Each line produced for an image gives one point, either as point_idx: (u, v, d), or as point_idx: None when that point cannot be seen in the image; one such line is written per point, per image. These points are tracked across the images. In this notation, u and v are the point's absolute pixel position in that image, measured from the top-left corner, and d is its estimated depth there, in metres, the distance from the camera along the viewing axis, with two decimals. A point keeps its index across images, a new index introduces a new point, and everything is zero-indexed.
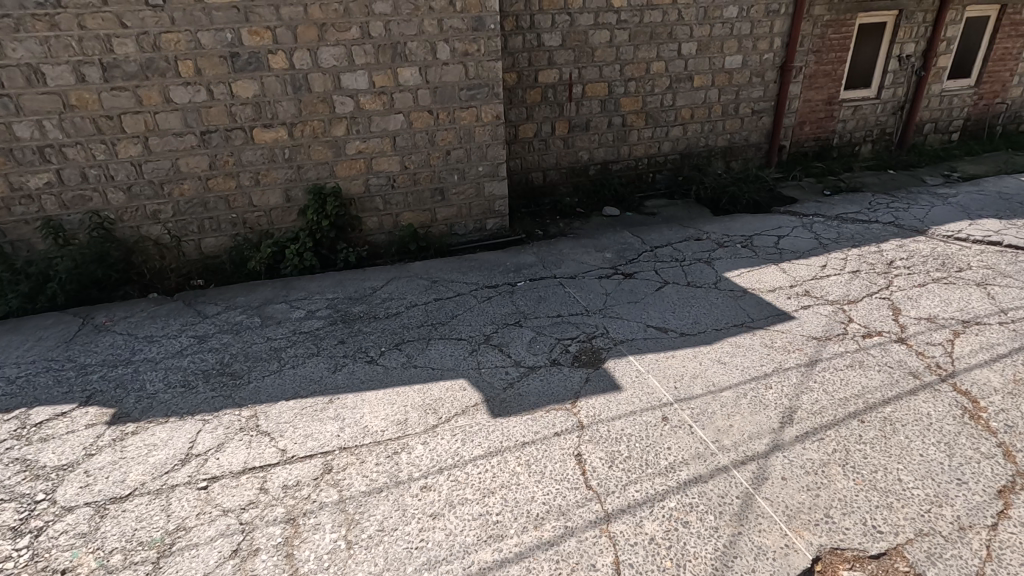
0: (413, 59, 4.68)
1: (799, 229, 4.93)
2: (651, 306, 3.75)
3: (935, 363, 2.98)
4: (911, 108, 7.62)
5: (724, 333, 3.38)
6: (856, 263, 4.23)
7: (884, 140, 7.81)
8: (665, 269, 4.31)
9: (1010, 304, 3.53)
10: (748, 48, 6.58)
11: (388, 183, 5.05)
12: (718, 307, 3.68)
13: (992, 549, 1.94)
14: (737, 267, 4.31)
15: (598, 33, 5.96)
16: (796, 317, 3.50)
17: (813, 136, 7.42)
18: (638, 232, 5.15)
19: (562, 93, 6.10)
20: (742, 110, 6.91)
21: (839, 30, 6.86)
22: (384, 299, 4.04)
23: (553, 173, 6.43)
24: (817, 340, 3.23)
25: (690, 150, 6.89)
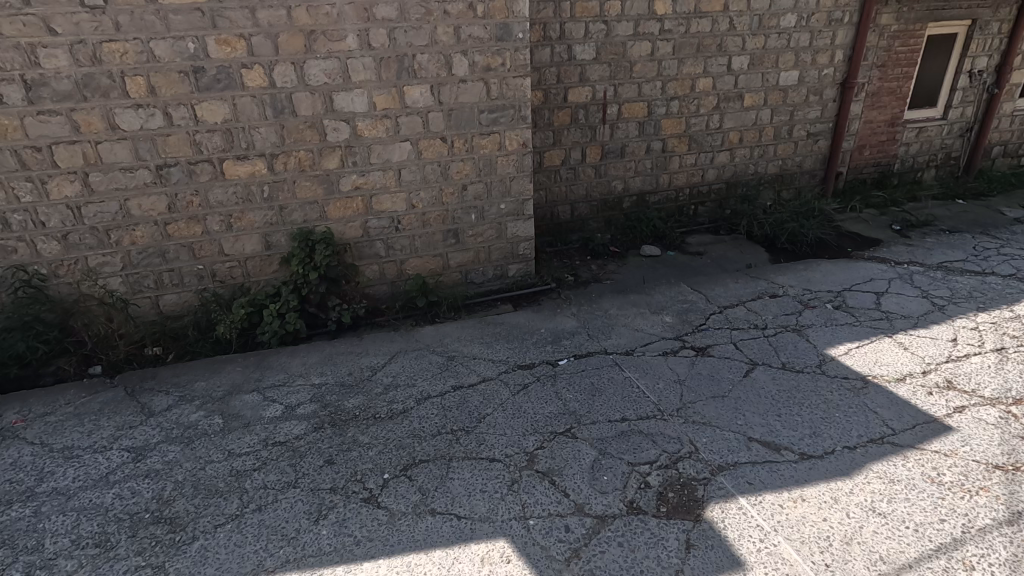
0: (423, 75, 3.72)
1: (898, 283, 4.02)
2: (745, 405, 2.81)
3: None
4: (981, 129, 6.74)
5: (861, 456, 2.45)
6: (994, 336, 3.32)
7: (949, 165, 6.91)
8: (746, 342, 3.39)
9: None
10: (807, 62, 5.68)
11: (392, 225, 4.06)
12: (838, 409, 2.75)
13: None
14: (839, 339, 3.38)
15: (638, 45, 5.06)
16: (955, 430, 2.58)
17: (872, 161, 6.53)
18: (698, 285, 4.24)
19: (595, 115, 5.19)
20: (797, 133, 6.00)
21: (908, 42, 5.98)
22: (388, 390, 3.09)
23: (582, 206, 5.50)
24: (1003, 473, 2.33)
25: (738, 178, 5.97)
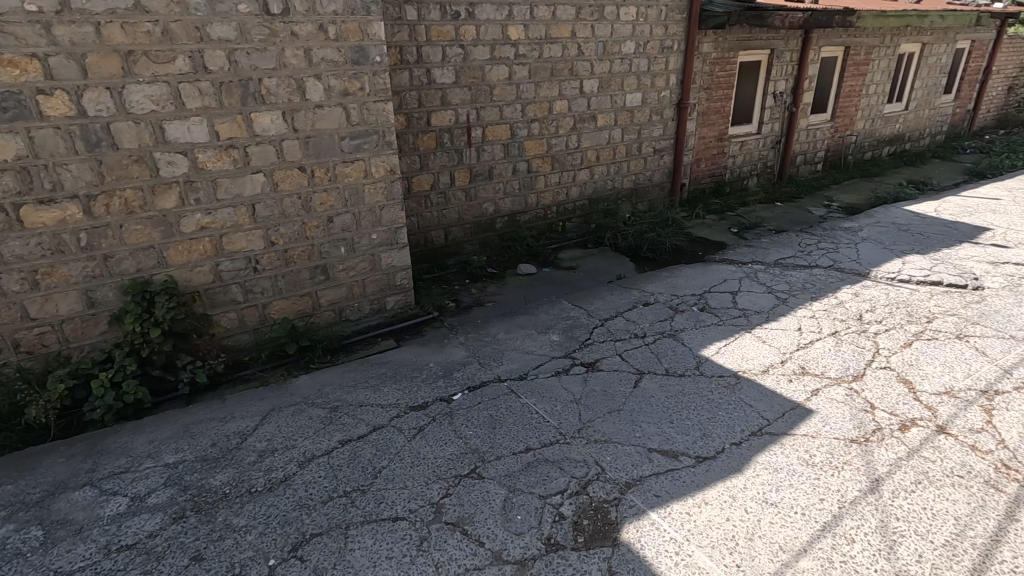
0: (273, 101, 3.37)
1: (747, 282, 4.49)
2: (640, 417, 2.91)
3: (999, 461, 2.50)
4: (787, 142, 7.86)
5: (746, 450, 2.63)
6: (828, 321, 3.82)
7: (766, 173, 7.96)
8: (631, 353, 3.56)
9: (1007, 360, 3.26)
10: (647, 85, 6.19)
11: (249, 266, 3.60)
12: (720, 407, 2.96)
13: None
14: (709, 340, 3.66)
15: (495, 69, 5.13)
16: (815, 411, 2.89)
17: (708, 172, 7.29)
18: (579, 300, 4.40)
19: (459, 138, 5.15)
20: (645, 149, 6.49)
21: (725, 68, 6.79)
22: (264, 457, 2.70)
23: (456, 230, 5.41)
24: (858, 445, 2.64)
25: (598, 194, 6.30)
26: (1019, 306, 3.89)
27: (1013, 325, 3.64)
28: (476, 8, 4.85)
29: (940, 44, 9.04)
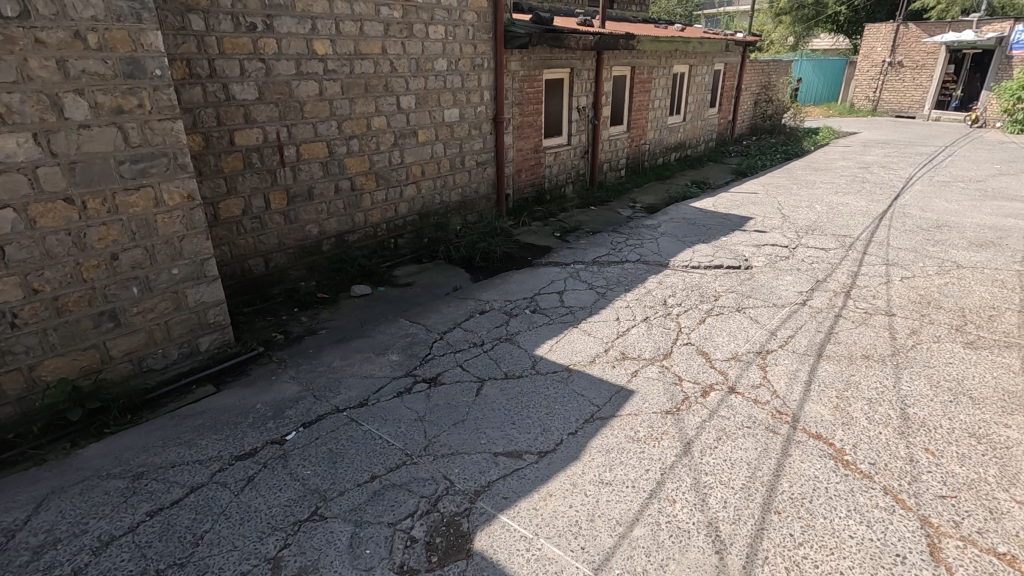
0: (18, 121, 2.75)
1: (571, 282, 4.88)
2: (484, 424, 2.97)
3: (775, 409, 3.01)
4: (593, 152, 8.68)
5: (581, 438, 2.83)
6: (640, 309, 4.29)
7: (580, 180, 8.69)
8: (471, 361, 3.63)
9: (772, 324, 3.96)
10: (463, 101, 6.36)
11: (4, 322, 2.88)
12: (556, 402, 3.15)
13: None
14: (542, 339, 3.89)
15: (303, 84, 4.85)
16: (635, 392, 3.22)
17: (529, 182, 7.74)
18: (416, 316, 4.37)
19: (271, 157, 4.77)
20: (468, 163, 6.66)
21: (532, 85, 7.27)
22: (42, 554, 2.20)
23: (277, 256, 5.01)
24: (672, 415, 2.99)
25: (428, 209, 6.30)
26: (778, 279, 4.76)
27: (774, 295, 4.44)
28: (275, 20, 4.53)
29: (702, 66, 10.72)
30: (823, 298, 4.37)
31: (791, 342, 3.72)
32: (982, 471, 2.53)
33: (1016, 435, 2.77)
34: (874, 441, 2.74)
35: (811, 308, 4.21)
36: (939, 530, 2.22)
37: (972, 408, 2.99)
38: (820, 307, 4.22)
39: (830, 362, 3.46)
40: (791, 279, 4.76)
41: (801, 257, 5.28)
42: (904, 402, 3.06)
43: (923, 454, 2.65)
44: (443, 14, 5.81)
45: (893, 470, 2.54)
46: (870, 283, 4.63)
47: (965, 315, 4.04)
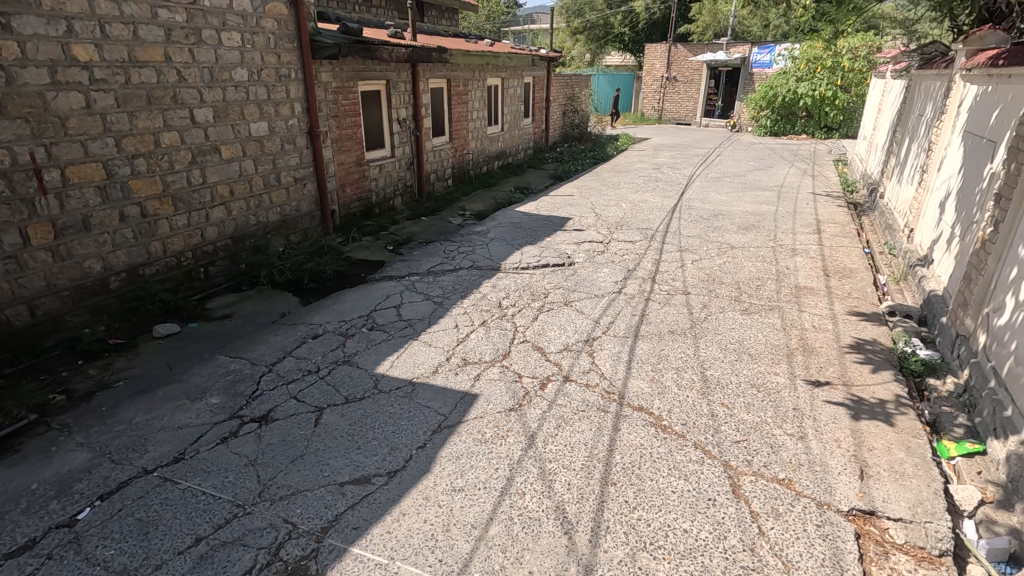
0: None
1: (407, 294, 4.83)
2: (326, 455, 2.80)
3: (604, 390, 3.30)
4: (419, 163, 8.60)
5: (430, 449, 2.81)
6: (477, 314, 4.40)
7: (408, 192, 8.57)
8: (306, 391, 3.38)
9: (596, 313, 4.35)
10: (271, 114, 5.73)
11: None
12: (402, 418, 3.09)
13: (782, 555, 2.16)
14: (381, 356, 3.78)
15: (62, 96, 4.03)
16: (479, 395, 3.29)
17: (355, 197, 7.41)
18: (239, 350, 3.95)
19: (25, 184, 3.90)
20: (284, 179, 6.05)
21: (348, 96, 6.95)
22: None
23: (47, 301, 4.13)
24: (514, 411, 3.12)
25: (241, 231, 5.65)
26: (596, 271, 5.25)
27: (595, 286, 4.89)
28: (12, 18, 3.70)
29: (513, 79, 11.37)
30: (634, 285, 4.92)
31: (612, 327, 4.12)
32: (763, 414, 3.05)
33: (783, 379, 3.40)
34: (683, 404, 3.15)
35: (625, 294, 4.72)
36: (737, 470, 2.63)
37: (752, 363, 3.60)
38: (632, 293, 4.74)
39: (645, 341, 3.90)
40: (607, 271, 5.28)
41: (614, 251, 5.88)
42: (704, 366, 3.57)
43: (720, 408, 3.12)
44: (236, 19, 5.20)
45: (699, 426, 2.95)
46: (669, 268, 5.32)
47: (740, 287, 4.85)
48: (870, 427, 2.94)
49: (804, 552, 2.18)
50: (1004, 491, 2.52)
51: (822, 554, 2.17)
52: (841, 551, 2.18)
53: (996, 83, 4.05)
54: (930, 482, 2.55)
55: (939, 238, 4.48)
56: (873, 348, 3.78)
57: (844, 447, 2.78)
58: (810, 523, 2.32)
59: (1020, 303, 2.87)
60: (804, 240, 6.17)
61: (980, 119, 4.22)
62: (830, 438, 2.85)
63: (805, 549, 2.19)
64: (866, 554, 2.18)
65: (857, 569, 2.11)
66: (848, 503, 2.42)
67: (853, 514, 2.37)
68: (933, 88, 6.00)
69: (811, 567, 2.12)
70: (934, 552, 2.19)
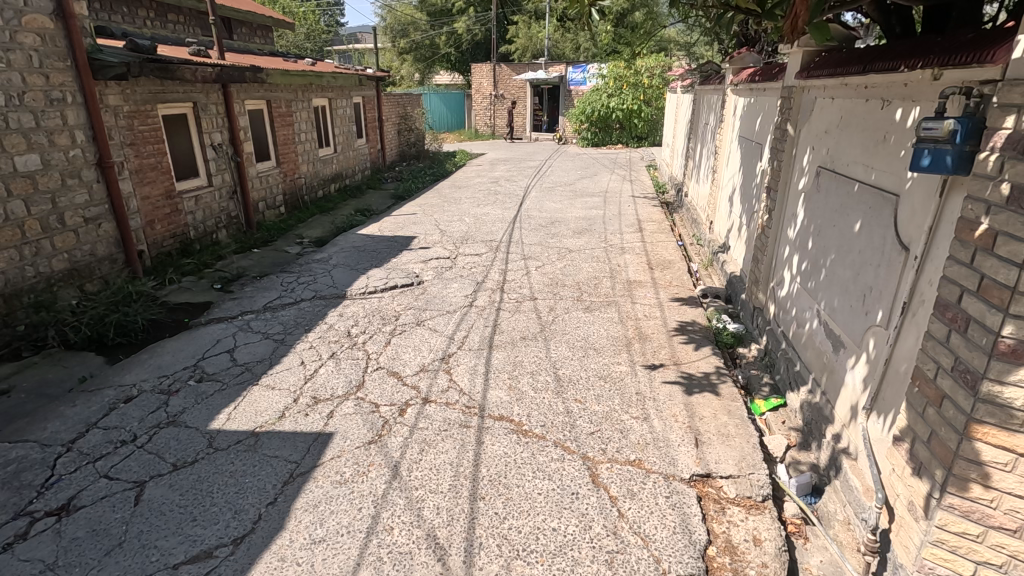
0: None
1: (241, 336, 4.38)
2: (151, 537, 2.39)
3: (464, 405, 3.29)
4: (243, 191, 7.84)
5: (282, 504, 2.56)
6: (325, 347, 4.13)
7: (234, 224, 7.76)
8: (119, 466, 2.87)
9: (449, 330, 4.34)
10: (43, 144, 4.74)
11: None
12: (245, 475, 2.76)
13: (641, 531, 2.33)
14: (216, 410, 3.37)
15: None
16: (334, 433, 3.07)
17: (167, 233, 6.51)
18: (24, 432, 3.22)
19: None
20: (71, 220, 5.02)
21: (145, 121, 6.08)
22: None
23: None
24: (374, 443, 2.97)
25: (14, 286, 4.56)
26: (446, 288, 5.25)
27: (446, 303, 4.88)
28: None
29: (341, 99, 11.01)
30: (484, 297, 5.00)
31: (467, 341, 4.14)
32: (611, 403, 3.28)
33: (625, 367, 3.70)
34: (541, 406, 3.27)
35: (476, 307, 4.78)
36: (594, 460, 2.78)
37: (598, 357, 3.86)
38: (483, 305, 4.82)
39: (500, 350, 3.98)
40: (456, 286, 5.31)
41: (462, 265, 5.95)
42: (556, 366, 3.74)
43: (575, 403, 3.29)
44: None
45: (559, 425, 3.08)
46: (516, 277, 5.52)
47: (581, 288, 5.19)
48: (700, 399, 3.32)
49: (658, 524, 2.37)
50: (802, 434, 2.99)
51: (674, 522, 2.38)
52: (688, 516, 2.41)
53: (757, 97, 4.87)
54: (749, 438, 2.94)
55: (732, 227, 5.24)
56: (694, 328, 4.28)
57: (680, 420, 3.10)
58: (662, 496, 2.53)
59: (794, 276, 3.45)
60: (630, 239, 6.81)
61: (749, 126, 5.02)
62: (669, 415, 3.16)
63: (659, 521, 2.39)
64: (707, 514, 2.44)
65: (702, 529, 2.34)
66: (689, 470, 2.69)
67: (695, 480, 2.64)
68: (713, 101, 7.03)
69: (667, 537, 2.31)
70: (758, 499, 2.53)
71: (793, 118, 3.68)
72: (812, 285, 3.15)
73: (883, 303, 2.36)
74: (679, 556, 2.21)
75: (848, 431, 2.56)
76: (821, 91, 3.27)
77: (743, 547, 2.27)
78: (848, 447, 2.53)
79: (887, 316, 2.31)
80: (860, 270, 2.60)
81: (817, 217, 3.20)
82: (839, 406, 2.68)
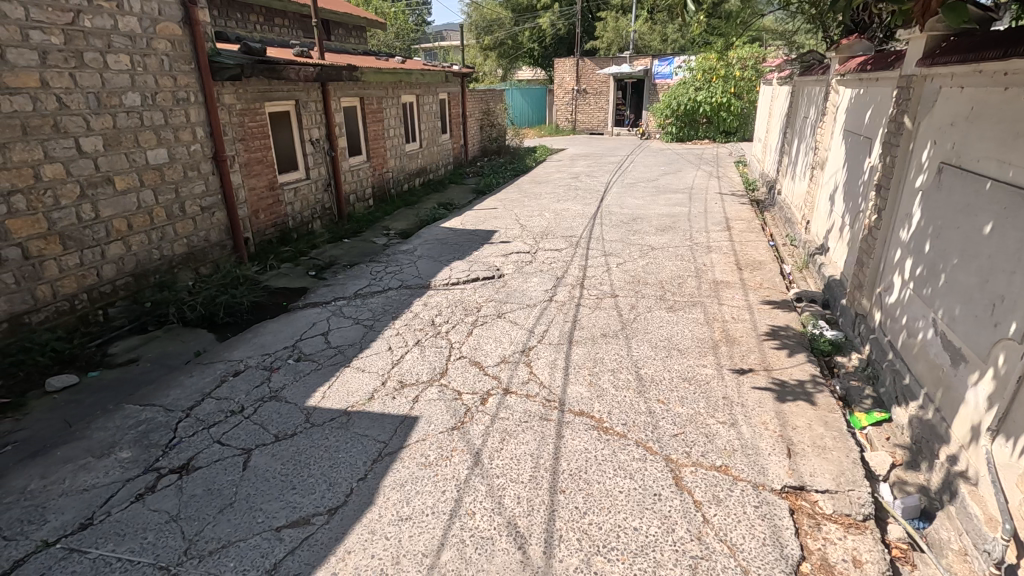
0: None
1: (334, 320, 4.65)
2: (257, 500, 2.61)
3: (544, 399, 3.31)
4: (336, 183, 8.30)
5: (372, 480, 2.70)
6: (410, 334, 4.30)
7: (327, 214, 8.23)
8: (228, 433, 3.15)
9: (530, 323, 4.38)
10: (170, 140, 5.24)
11: None
12: (338, 450, 2.94)
13: (729, 540, 2.25)
14: (312, 388, 3.60)
15: None
16: (419, 417, 3.20)
17: (269, 222, 7.02)
18: (151, 397, 3.60)
19: None
20: (190, 209, 5.53)
21: (255, 118, 6.58)
22: None
23: None
24: (457, 429, 3.06)
25: (143, 268, 5.08)
26: (527, 281, 5.30)
27: (527, 296, 4.93)
28: None
29: (428, 96, 11.34)
30: (564, 292, 5.01)
31: (547, 335, 4.16)
32: (696, 406, 3.18)
33: (711, 370, 3.57)
34: (622, 404, 3.23)
35: (556, 302, 4.79)
36: (677, 463, 2.71)
37: (681, 358, 3.75)
38: (563, 299, 4.82)
39: (580, 346, 3.97)
40: (536, 280, 5.34)
41: (542, 259, 5.98)
42: (638, 365, 3.68)
43: (658, 404, 3.22)
44: (124, 41, 4.72)
45: (640, 424, 3.03)
46: (596, 273, 5.47)
47: (664, 286, 5.06)
48: (793, 408, 3.14)
49: (746, 534, 2.28)
50: (909, 452, 2.76)
51: (763, 533, 2.28)
52: (779, 528, 2.30)
53: (867, 87, 4.51)
54: (848, 452, 2.75)
55: (832, 227, 4.90)
56: (787, 333, 4.05)
57: (772, 429, 2.95)
58: (750, 505, 2.43)
59: (905, 282, 3.18)
60: (716, 237, 6.55)
61: (857, 120, 4.67)
62: (759, 422, 3.02)
63: (747, 531, 2.29)
64: (801, 528, 2.31)
65: (795, 544, 2.22)
66: (781, 481, 2.56)
67: (786, 492, 2.51)
68: (814, 93, 6.60)
69: (756, 547, 2.21)
70: (859, 518, 2.36)
71: (911, 110, 3.38)
72: (927, 292, 2.90)
73: (1017, 315, 2.12)
74: (769, 569, 2.12)
75: (967, 454, 2.34)
76: (947, 80, 2.98)
77: (841, 566, 2.14)
78: (966, 471, 2.31)
79: (1021, 329, 2.08)
80: (988, 277, 2.35)
81: (936, 218, 2.93)
82: (956, 426, 2.45)
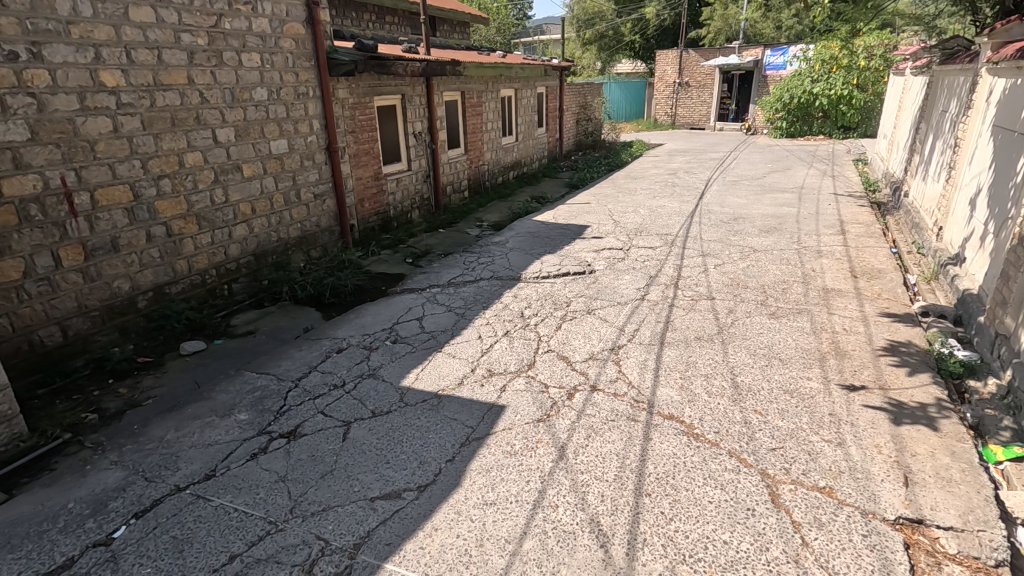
0: None
1: (428, 307, 4.84)
2: (355, 470, 2.79)
3: (633, 399, 3.25)
4: (435, 175, 8.60)
5: (459, 463, 2.79)
6: (500, 324, 4.38)
7: (425, 205, 8.56)
8: (331, 405, 3.38)
9: (620, 321, 4.30)
10: (290, 131, 5.68)
11: None
12: (429, 431, 3.07)
13: (831, 567, 2.09)
14: (406, 370, 3.78)
15: (90, 120, 3.95)
16: (507, 406, 3.25)
17: (373, 211, 7.41)
18: (266, 367, 3.95)
19: (55, 208, 3.82)
20: (304, 196, 5.98)
21: (364, 112, 6.97)
22: None
23: (78, 322, 4.04)
24: (543, 422, 3.08)
25: (262, 248, 5.56)
26: (618, 279, 5.20)
27: (618, 294, 4.84)
28: (43, 47, 3.65)
29: (526, 90, 11.42)
30: (657, 291, 4.87)
31: (638, 334, 4.07)
32: (798, 420, 2.98)
33: (817, 384, 3.32)
34: (716, 412, 3.09)
35: (648, 301, 4.66)
36: (775, 479, 2.56)
37: (784, 368, 3.52)
38: (655, 299, 4.69)
39: (673, 348, 3.84)
40: (628, 278, 5.23)
41: (635, 257, 5.85)
42: (735, 372, 3.50)
43: (755, 415, 3.05)
44: (256, 41, 5.17)
45: (735, 434, 2.89)
46: (693, 273, 5.26)
47: (766, 291, 4.76)
48: (913, 433, 2.84)
49: (851, 563, 2.10)
50: None
51: (871, 565, 2.09)
52: (891, 562, 2.10)
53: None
54: (978, 489, 2.45)
55: (971, 235, 4.36)
56: (909, 350, 3.67)
57: (886, 453, 2.69)
58: (857, 534, 2.24)
59: None
60: (829, 242, 6.05)
61: (1011, 113, 4.10)
62: (871, 445, 2.76)
63: (852, 561, 2.12)
64: (917, 566, 2.09)
65: None
66: (894, 511, 2.34)
67: (901, 524, 2.28)
68: (957, 83, 5.89)
69: None
70: (989, 563, 2.10)
71: None
72: None
73: None
74: None
75: None
76: None
77: None
78: None
79: None
80: None
81: None
82: None
